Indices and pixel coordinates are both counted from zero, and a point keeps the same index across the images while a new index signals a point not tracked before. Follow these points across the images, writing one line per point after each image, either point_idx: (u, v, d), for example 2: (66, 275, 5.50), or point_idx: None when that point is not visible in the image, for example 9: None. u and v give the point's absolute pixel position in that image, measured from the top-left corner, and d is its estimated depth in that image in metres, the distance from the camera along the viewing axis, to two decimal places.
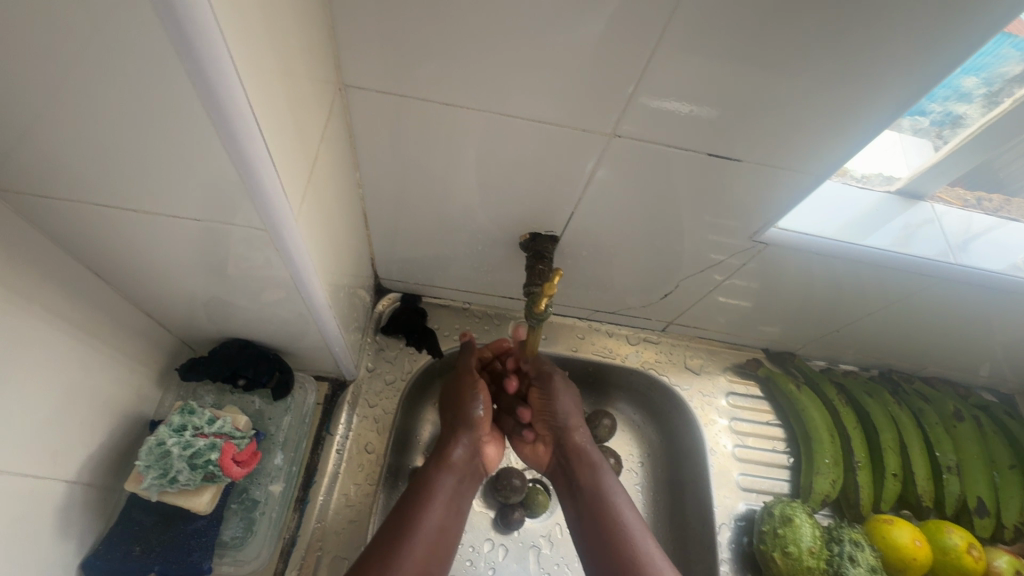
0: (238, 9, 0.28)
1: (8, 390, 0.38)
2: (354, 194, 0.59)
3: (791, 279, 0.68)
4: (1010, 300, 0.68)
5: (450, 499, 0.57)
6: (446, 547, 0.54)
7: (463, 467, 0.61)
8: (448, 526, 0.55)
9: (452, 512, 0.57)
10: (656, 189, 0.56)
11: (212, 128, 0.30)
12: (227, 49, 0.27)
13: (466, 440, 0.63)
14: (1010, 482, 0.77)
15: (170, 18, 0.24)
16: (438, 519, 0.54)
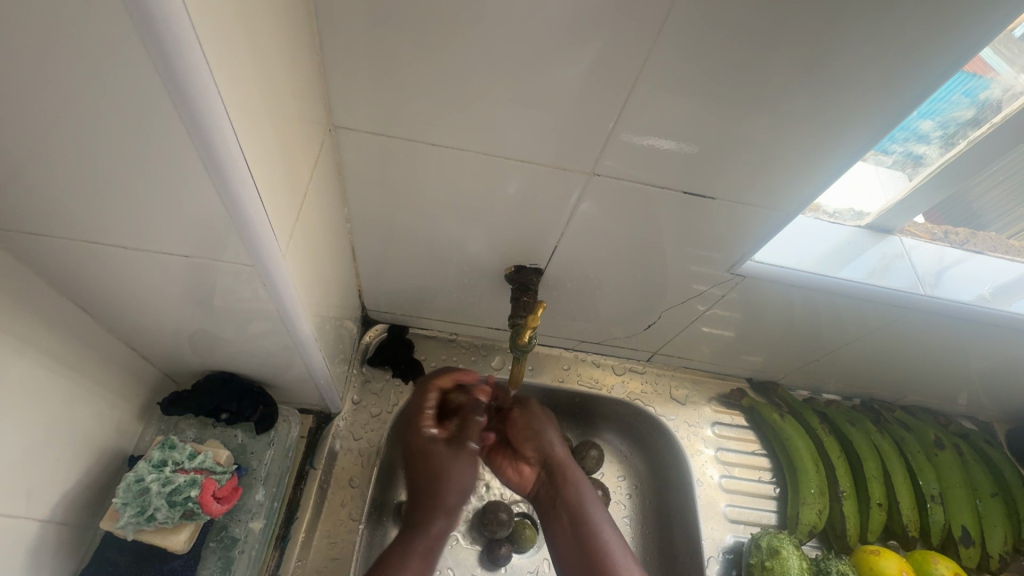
0: (233, 59, 0.30)
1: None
2: (343, 228, 0.60)
3: (769, 310, 0.70)
4: (981, 329, 0.70)
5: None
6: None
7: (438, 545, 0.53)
8: None
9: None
10: (638, 224, 0.58)
11: (204, 169, 0.32)
12: (220, 96, 0.29)
13: (446, 518, 0.55)
14: (991, 510, 0.78)
15: (166, 69, 0.26)
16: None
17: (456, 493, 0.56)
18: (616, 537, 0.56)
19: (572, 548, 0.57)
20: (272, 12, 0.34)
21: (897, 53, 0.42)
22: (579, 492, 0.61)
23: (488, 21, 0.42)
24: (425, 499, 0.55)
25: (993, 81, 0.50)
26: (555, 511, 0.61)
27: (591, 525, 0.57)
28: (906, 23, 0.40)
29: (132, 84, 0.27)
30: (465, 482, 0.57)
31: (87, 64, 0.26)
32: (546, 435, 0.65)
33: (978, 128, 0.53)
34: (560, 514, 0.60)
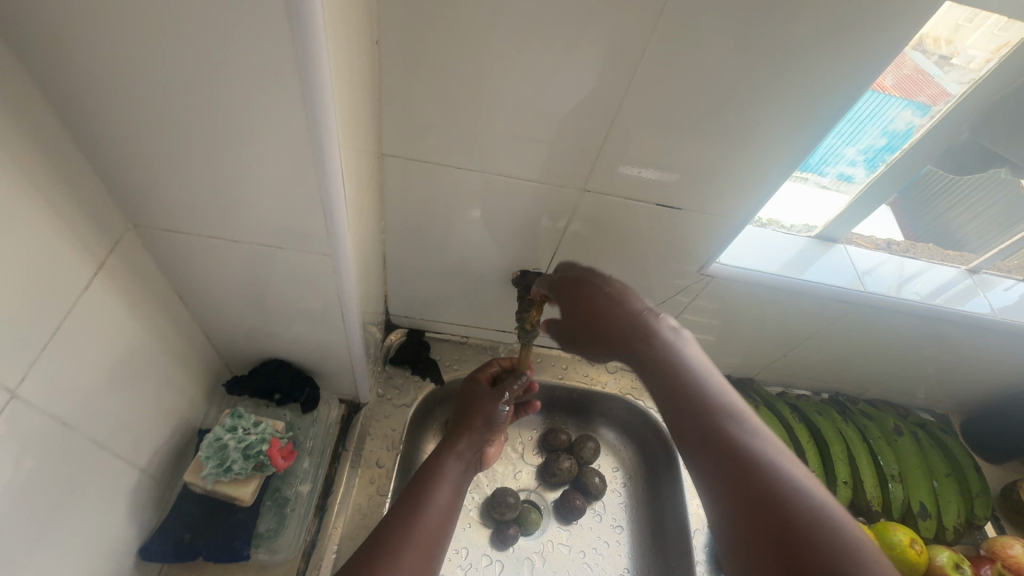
0: (342, 109, 0.41)
1: (110, 386, 0.46)
2: (378, 237, 0.70)
3: (739, 307, 0.81)
4: (920, 322, 0.81)
5: (454, 491, 0.65)
6: (451, 521, 0.62)
7: (469, 456, 0.71)
8: (453, 507, 0.63)
9: (459, 495, 0.65)
10: (623, 232, 0.70)
11: (314, 187, 0.42)
12: (337, 137, 0.39)
13: (476, 435, 0.72)
14: (947, 488, 0.87)
15: (312, 117, 0.37)
16: (448, 497, 0.63)
17: (487, 416, 0.74)
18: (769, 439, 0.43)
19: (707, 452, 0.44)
20: (356, 64, 0.45)
21: (827, 98, 0.53)
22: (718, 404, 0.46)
23: (505, 73, 0.53)
24: (461, 425, 0.74)
25: (905, 103, 0.60)
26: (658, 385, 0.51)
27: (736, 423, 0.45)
28: (831, 77, 0.51)
29: (280, 122, 0.38)
30: (496, 411, 0.75)
31: (250, 105, 0.36)
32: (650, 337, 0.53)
33: (893, 154, 0.66)
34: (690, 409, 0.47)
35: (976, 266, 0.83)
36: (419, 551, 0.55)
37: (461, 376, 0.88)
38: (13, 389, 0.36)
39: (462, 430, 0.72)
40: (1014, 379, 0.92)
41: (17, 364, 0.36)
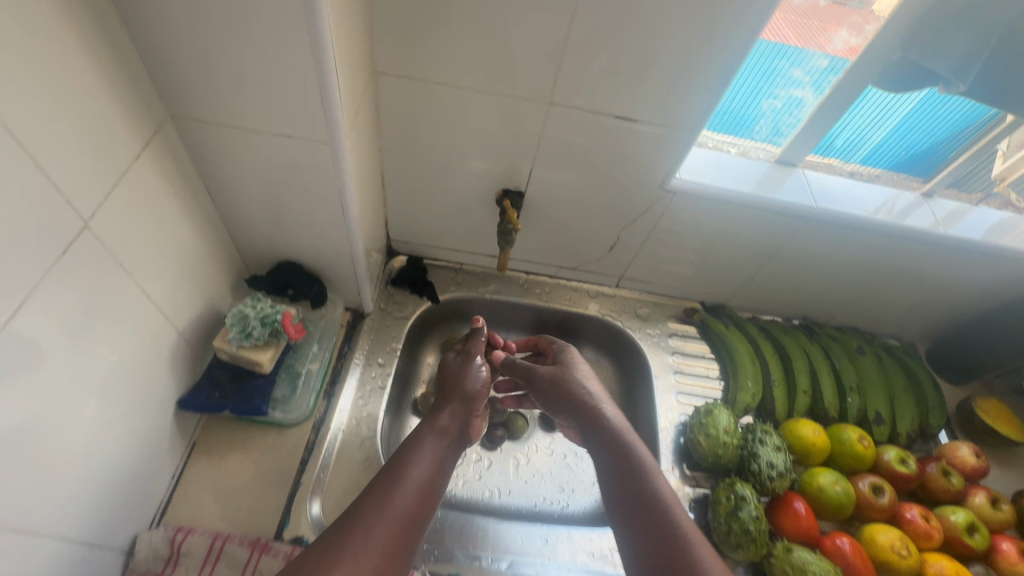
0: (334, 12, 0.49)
1: (152, 253, 0.57)
2: (377, 159, 0.79)
3: (706, 230, 0.88)
4: (874, 240, 0.88)
5: (434, 470, 0.61)
6: (431, 501, 0.59)
7: (449, 432, 0.68)
8: (434, 481, 0.61)
9: (440, 472, 0.62)
10: (595, 155, 0.77)
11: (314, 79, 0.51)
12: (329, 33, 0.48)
13: (455, 408, 0.71)
14: (905, 399, 0.94)
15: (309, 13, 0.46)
16: (424, 475, 0.60)
17: (464, 387, 0.74)
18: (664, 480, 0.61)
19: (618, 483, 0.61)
20: None
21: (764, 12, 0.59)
22: (632, 444, 0.64)
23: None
24: (441, 400, 0.73)
25: (839, 25, 0.70)
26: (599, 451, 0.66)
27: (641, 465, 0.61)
28: None
29: (283, 19, 0.46)
30: (472, 384, 0.75)
31: (260, 4, 0.45)
32: (581, 389, 0.72)
33: (837, 74, 0.73)
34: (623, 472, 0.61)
35: (929, 190, 0.91)
36: (391, 530, 0.53)
37: (456, 297, 0.99)
38: (85, 222, 0.47)
39: (441, 403, 0.71)
40: (972, 302, 0.98)
41: (83, 208, 0.46)
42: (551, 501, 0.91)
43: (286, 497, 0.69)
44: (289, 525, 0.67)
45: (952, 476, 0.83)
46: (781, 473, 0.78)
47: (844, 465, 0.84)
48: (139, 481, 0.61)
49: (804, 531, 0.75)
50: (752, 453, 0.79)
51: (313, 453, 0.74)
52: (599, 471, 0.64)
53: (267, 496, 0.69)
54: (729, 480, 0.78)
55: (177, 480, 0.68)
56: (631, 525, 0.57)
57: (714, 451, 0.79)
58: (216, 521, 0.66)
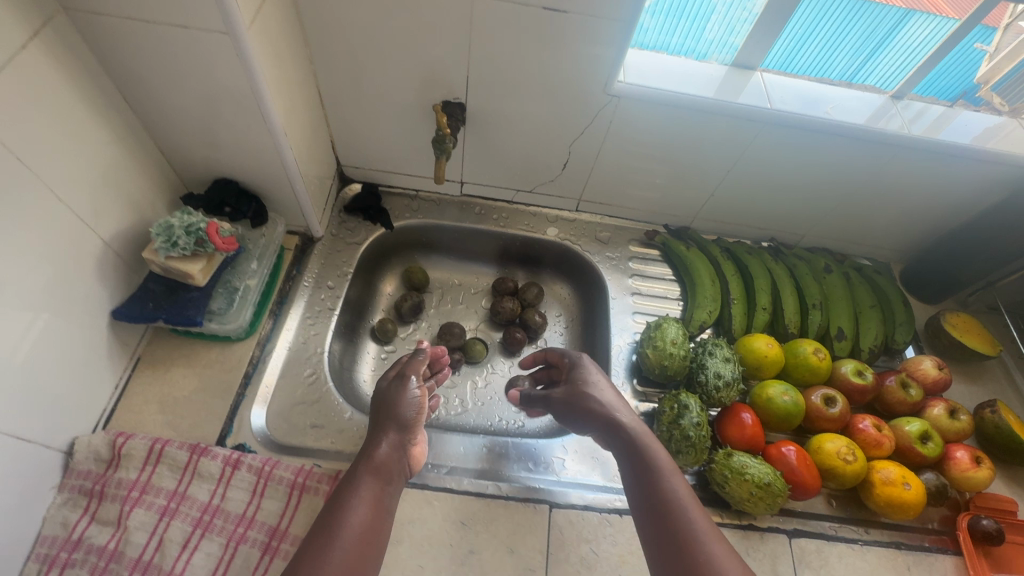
0: None
1: (60, 155, 0.56)
2: (308, 70, 0.77)
3: (659, 141, 0.85)
4: (840, 146, 0.83)
5: (375, 511, 0.53)
6: (376, 547, 0.51)
7: (388, 465, 0.59)
8: (377, 525, 0.53)
9: (382, 513, 0.54)
10: (533, 57, 0.74)
11: None
12: None
13: (394, 439, 0.61)
14: (870, 316, 0.92)
15: None
16: (364, 519, 0.52)
17: (400, 413, 0.62)
18: (684, 485, 0.56)
19: (639, 497, 0.56)
20: None
21: None
22: (658, 459, 0.58)
23: None
24: (375, 429, 0.62)
25: None
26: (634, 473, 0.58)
27: (660, 473, 0.57)
28: None
29: None
30: (410, 410, 0.63)
31: None
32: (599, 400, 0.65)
33: None
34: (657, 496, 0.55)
35: (899, 92, 0.85)
36: None
37: (410, 224, 0.98)
38: None
39: (377, 432, 0.61)
40: (947, 216, 0.94)
41: None
42: (508, 422, 0.91)
43: (229, 407, 0.71)
44: (232, 433, 0.70)
45: (910, 389, 0.82)
46: (727, 383, 0.77)
47: (797, 378, 0.83)
48: (77, 385, 0.63)
49: (748, 439, 0.75)
50: (699, 365, 0.80)
51: (258, 368, 0.75)
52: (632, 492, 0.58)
53: (210, 407, 0.71)
54: (675, 391, 0.78)
55: (122, 391, 0.70)
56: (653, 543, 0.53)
57: (660, 362, 0.79)
58: (160, 429, 0.68)
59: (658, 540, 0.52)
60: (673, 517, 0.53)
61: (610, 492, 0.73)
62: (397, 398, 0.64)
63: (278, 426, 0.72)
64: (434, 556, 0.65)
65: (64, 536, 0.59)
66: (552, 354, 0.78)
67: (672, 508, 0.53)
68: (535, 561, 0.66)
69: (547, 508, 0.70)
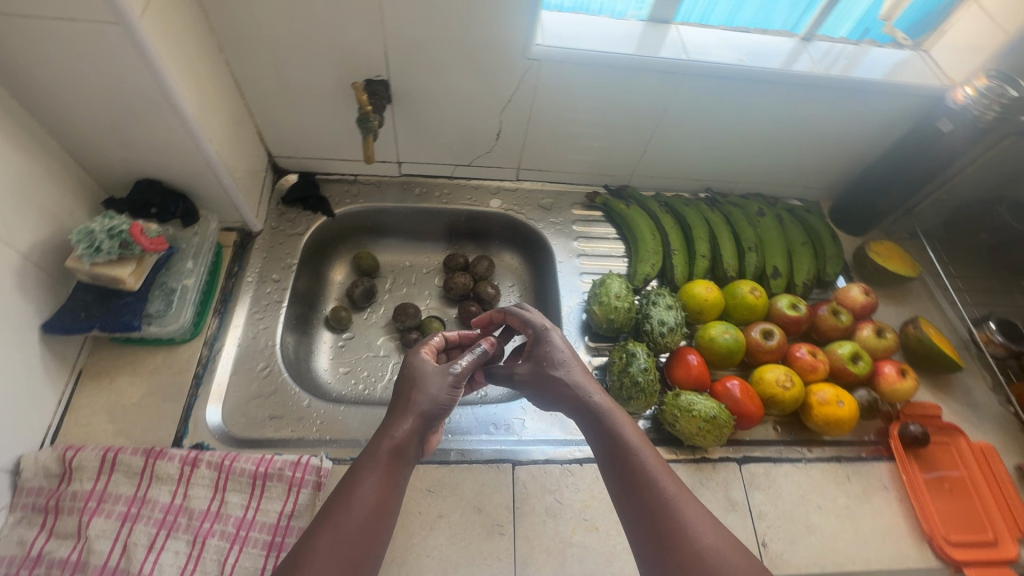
0: None
1: None
2: (220, 60, 0.75)
3: (585, 102, 0.86)
4: (758, 91, 0.86)
5: (386, 494, 0.54)
6: (385, 525, 0.53)
7: (408, 445, 0.58)
8: (388, 505, 0.54)
9: (394, 493, 0.55)
10: (447, 26, 0.73)
11: None
12: None
13: (417, 419, 0.59)
14: (802, 252, 0.96)
15: None
16: (375, 499, 0.53)
17: (425, 395, 0.60)
18: (664, 471, 0.55)
19: (609, 468, 0.57)
20: None
21: None
22: (633, 449, 0.56)
23: None
24: (398, 406, 0.60)
25: None
26: (609, 460, 0.57)
27: (627, 449, 0.56)
28: None
29: None
30: (438, 391, 0.61)
31: None
32: (564, 378, 0.62)
33: None
34: (636, 484, 0.54)
35: (808, 34, 0.88)
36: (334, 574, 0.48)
37: (352, 210, 0.97)
38: None
39: (399, 409, 0.60)
40: (864, 151, 0.99)
41: None
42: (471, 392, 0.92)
43: (182, 409, 0.71)
44: (188, 434, 0.69)
45: (841, 315, 0.87)
46: (672, 328, 0.82)
47: (737, 317, 0.87)
48: (16, 404, 0.61)
49: (694, 378, 0.79)
50: (644, 315, 0.83)
51: (208, 368, 0.74)
52: (610, 481, 0.57)
53: (161, 410, 0.70)
54: (623, 342, 0.81)
55: (67, 406, 0.68)
56: (635, 531, 0.53)
57: (607, 317, 0.83)
58: (111, 439, 0.67)
59: (639, 528, 0.52)
60: (652, 505, 0.52)
61: (570, 444, 0.76)
62: (423, 380, 0.61)
63: (234, 421, 0.72)
64: (404, 524, 0.67)
65: (23, 554, 0.58)
66: (514, 317, 0.73)
67: (647, 487, 0.54)
68: (502, 517, 0.69)
69: (510, 466, 0.72)
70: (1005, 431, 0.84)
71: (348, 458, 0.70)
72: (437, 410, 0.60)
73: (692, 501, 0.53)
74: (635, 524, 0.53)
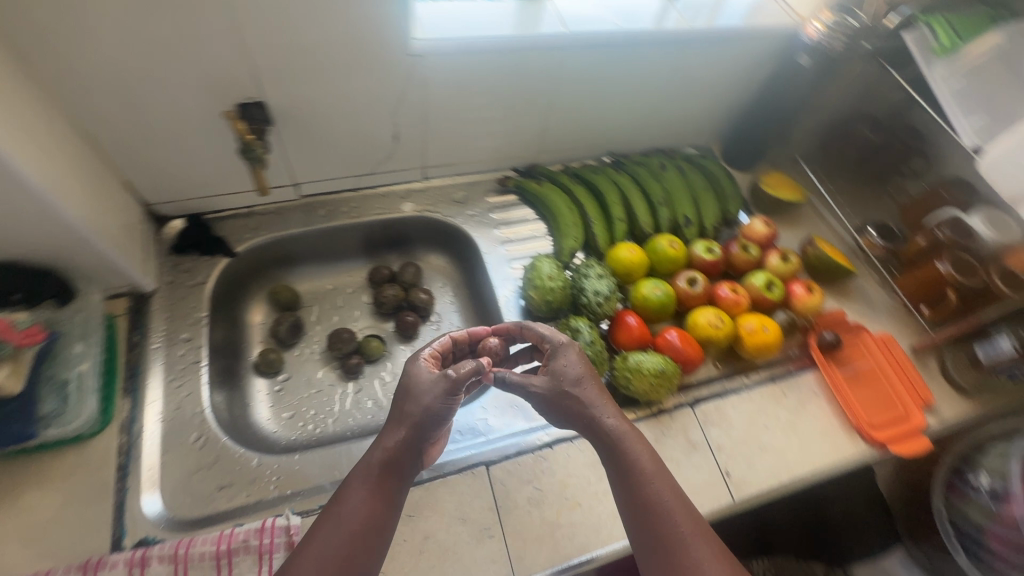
0: None
1: None
2: (57, 111, 0.65)
3: (477, 89, 0.85)
4: (639, 53, 0.88)
5: (376, 507, 0.56)
6: (377, 538, 0.55)
7: (400, 456, 0.59)
8: (378, 518, 0.56)
9: (386, 506, 0.57)
10: (316, 33, 0.69)
11: None
12: None
13: (406, 428, 0.59)
14: (707, 197, 1.03)
15: None
16: (362, 513, 0.55)
17: (417, 404, 0.60)
18: (680, 505, 0.57)
19: (624, 492, 0.59)
20: None
21: None
22: (651, 483, 0.58)
23: None
24: (392, 414, 0.61)
25: None
26: (627, 488, 0.58)
27: (644, 479, 0.58)
28: None
29: None
30: (432, 400, 0.60)
31: None
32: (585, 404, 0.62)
33: None
34: (653, 518, 0.56)
35: None
36: None
37: (256, 245, 0.89)
38: None
39: (391, 418, 0.61)
40: (740, 93, 1.06)
41: None
42: None
43: (113, 507, 0.63)
44: (128, 532, 0.62)
45: (750, 249, 0.95)
46: (607, 296, 0.85)
47: (662, 271, 0.92)
48: None
49: (636, 338, 0.82)
50: (579, 289, 0.85)
51: (132, 455, 0.67)
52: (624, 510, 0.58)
53: (87, 516, 0.62)
54: (565, 320, 0.83)
55: None
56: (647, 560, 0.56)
57: (545, 299, 0.84)
58: (33, 564, 0.59)
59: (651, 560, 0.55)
60: (666, 539, 0.55)
61: (538, 431, 0.77)
62: (412, 390, 0.61)
63: (178, 504, 0.65)
64: (392, 557, 0.65)
65: None
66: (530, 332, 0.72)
67: (663, 521, 0.56)
68: (488, 520, 0.69)
69: (484, 468, 0.72)
70: (896, 319, 0.97)
71: (317, 506, 0.67)
72: (431, 419, 0.59)
73: (705, 535, 0.55)
74: (646, 554, 0.56)
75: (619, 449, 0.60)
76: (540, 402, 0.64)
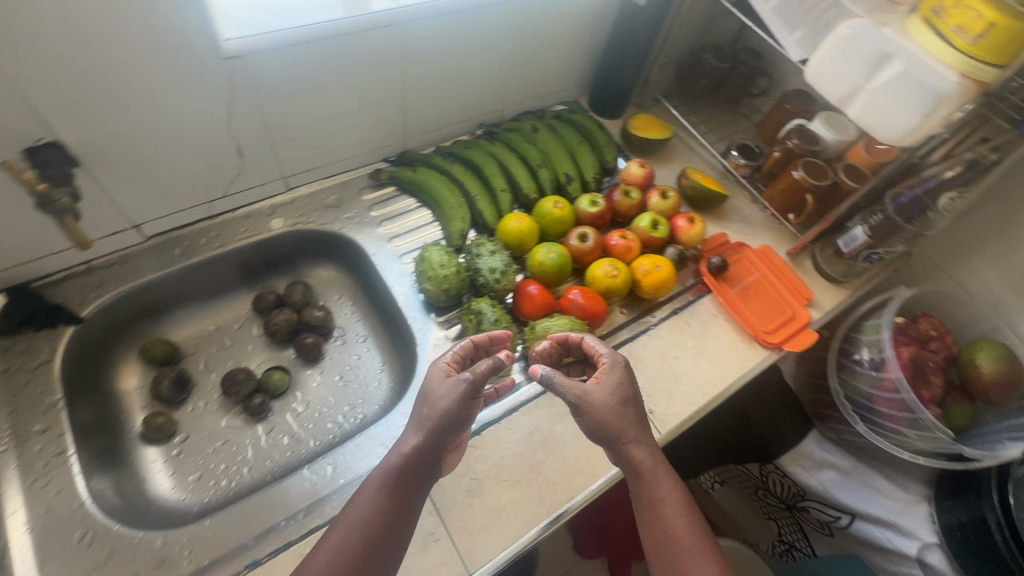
0: None
1: None
2: None
3: (316, 83, 0.78)
4: (478, 17, 0.85)
5: (392, 510, 0.57)
6: (390, 543, 0.56)
7: (417, 459, 0.59)
8: (393, 523, 0.56)
9: (402, 511, 0.57)
10: (95, 51, 0.59)
11: None
12: None
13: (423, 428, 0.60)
14: (583, 151, 1.03)
15: None
16: (375, 515, 0.56)
17: (433, 403, 0.60)
18: (704, 542, 0.58)
19: (648, 522, 0.60)
20: None
21: None
22: (680, 522, 0.59)
23: None
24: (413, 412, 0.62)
25: None
26: (654, 517, 0.60)
27: (673, 517, 0.59)
28: None
29: None
30: (450, 403, 0.60)
31: None
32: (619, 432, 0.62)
33: None
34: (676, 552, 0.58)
35: None
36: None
37: (105, 303, 0.78)
38: None
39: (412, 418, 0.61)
40: (591, 42, 1.07)
41: None
42: (347, 420, 0.85)
43: None
44: None
45: (631, 193, 0.97)
46: (503, 271, 0.83)
47: (553, 233, 0.92)
48: None
49: (540, 306, 0.82)
50: (474, 270, 0.84)
51: None
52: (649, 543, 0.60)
53: None
54: (468, 304, 0.82)
55: None
56: None
57: (442, 288, 0.81)
58: None
59: None
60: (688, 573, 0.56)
61: None
62: (432, 391, 0.61)
63: None
64: None
65: None
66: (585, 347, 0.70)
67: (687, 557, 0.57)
68: (432, 525, 0.67)
69: None
70: (770, 230, 1.04)
71: (241, 568, 0.62)
72: (447, 420, 0.60)
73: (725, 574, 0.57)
74: None
75: (649, 482, 0.61)
76: (587, 410, 0.61)
